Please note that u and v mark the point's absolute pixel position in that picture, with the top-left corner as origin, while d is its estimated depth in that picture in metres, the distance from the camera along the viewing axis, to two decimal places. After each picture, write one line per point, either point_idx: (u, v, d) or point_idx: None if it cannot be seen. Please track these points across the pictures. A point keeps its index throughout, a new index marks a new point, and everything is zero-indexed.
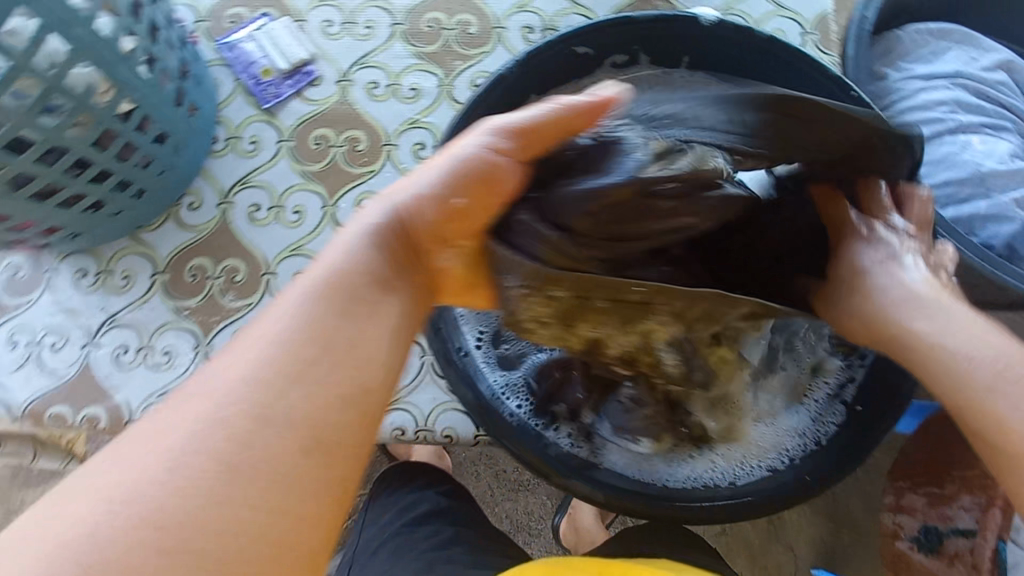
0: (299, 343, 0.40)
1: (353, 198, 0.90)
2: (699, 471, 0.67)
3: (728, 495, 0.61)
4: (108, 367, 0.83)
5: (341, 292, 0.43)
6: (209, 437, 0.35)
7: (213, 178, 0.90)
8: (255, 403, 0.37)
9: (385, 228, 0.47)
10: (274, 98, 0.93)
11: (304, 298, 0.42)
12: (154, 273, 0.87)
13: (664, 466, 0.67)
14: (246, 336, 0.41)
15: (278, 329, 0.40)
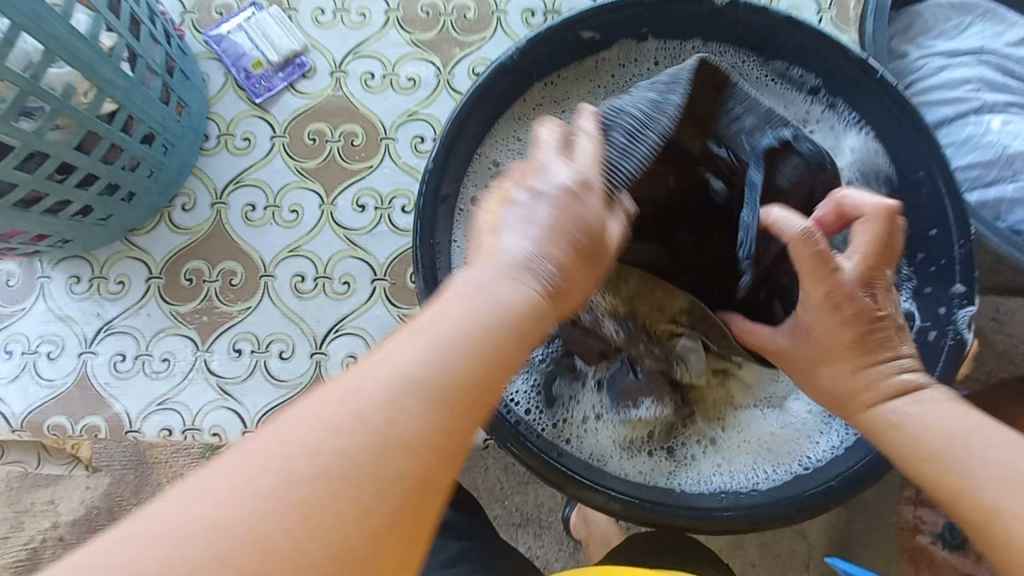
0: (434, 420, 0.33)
1: (351, 195, 0.86)
2: (715, 475, 0.64)
3: (750, 504, 0.58)
4: (106, 376, 0.81)
5: (486, 361, 0.36)
6: (295, 505, 0.29)
7: (206, 178, 0.87)
8: (363, 476, 0.31)
9: (528, 243, 0.41)
10: (266, 92, 0.90)
11: (454, 331, 0.35)
12: (149, 278, 0.85)
13: (681, 473, 0.64)
14: (382, 356, 0.34)
15: (425, 365, 0.34)
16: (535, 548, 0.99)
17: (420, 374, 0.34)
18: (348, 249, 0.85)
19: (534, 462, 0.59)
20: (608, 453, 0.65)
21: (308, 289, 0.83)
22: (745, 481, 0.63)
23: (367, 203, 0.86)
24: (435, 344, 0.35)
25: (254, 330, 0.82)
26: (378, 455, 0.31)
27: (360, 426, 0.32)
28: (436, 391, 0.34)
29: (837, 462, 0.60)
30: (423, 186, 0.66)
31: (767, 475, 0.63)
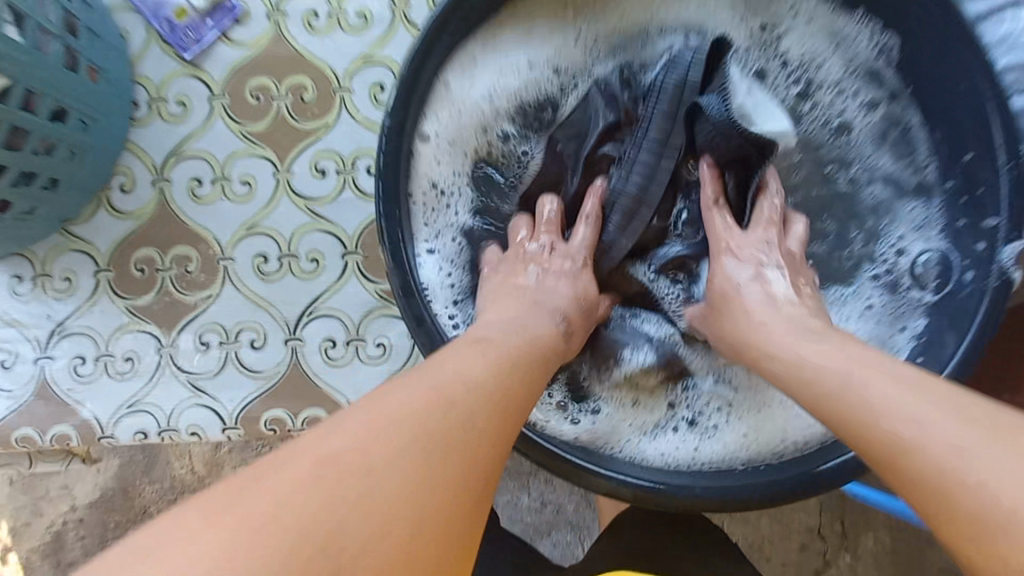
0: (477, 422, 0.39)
1: (308, 159, 0.76)
2: (734, 447, 0.59)
3: (773, 478, 0.54)
4: (68, 381, 0.75)
5: (515, 386, 0.44)
6: (355, 487, 0.32)
7: (142, 153, 0.77)
8: (399, 460, 0.34)
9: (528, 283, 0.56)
10: (195, 45, 0.77)
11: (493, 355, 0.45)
12: (97, 271, 0.76)
13: (695, 447, 0.60)
14: (436, 368, 0.41)
15: (469, 376, 0.41)
16: (547, 494, 0.91)
17: (461, 389, 0.40)
18: (312, 222, 0.76)
19: (535, 455, 0.54)
20: (615, 435, 0.60)
21: (273, 270, 0.75)
22: (764, 451, 0.58)
23: (327, 167, 0.76)
24: (480, 359, 0.44)
25: (221, 320, 0.75)
26: (429, 444, 0.35)
27: (429, 422, 0.36)
28: (480, 405, 0.40)
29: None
30: (382, 149, 0.56)
31: (787, 441, 0.58)
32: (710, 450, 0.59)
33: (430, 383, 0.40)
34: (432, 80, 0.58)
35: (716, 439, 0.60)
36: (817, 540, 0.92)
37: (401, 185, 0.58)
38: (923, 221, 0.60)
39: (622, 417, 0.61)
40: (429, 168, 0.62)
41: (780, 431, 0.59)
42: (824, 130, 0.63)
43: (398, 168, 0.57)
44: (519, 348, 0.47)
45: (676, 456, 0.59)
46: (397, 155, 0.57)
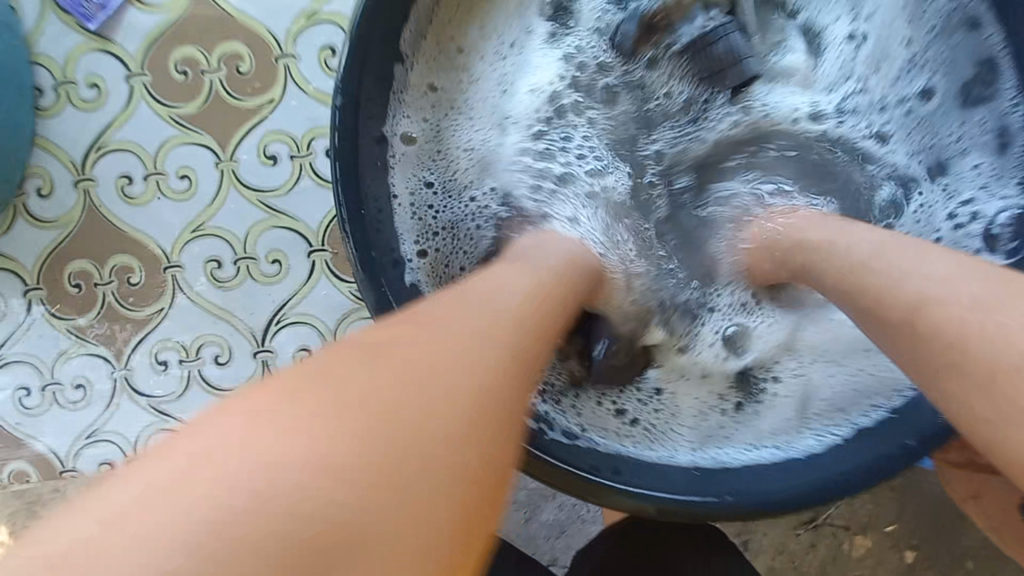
0: (523, 347, 0.32)
1: (254, 143, 0.65)
2: (772, 429, 0.52)
3: (817, 479, 0.47)
4: (15, 415, 0.67)
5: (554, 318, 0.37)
6: (416, 414, 0.25)
7: (56, 149, 0.66)
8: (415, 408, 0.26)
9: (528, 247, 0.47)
10: (100, 13, 0.64)
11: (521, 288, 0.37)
12: (26, 291, 0.67)
13: (729, 436, 0.52)
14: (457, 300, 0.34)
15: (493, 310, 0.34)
16: None
17: (501, 315, 0.33)
18: (267, 217, 0.66)
19: (543, 472, 0.46)
20: (647, 433, 0.52)
21: (229, 276, 0.66)
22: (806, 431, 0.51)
23: (278, 152, 0.65)
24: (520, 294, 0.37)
25: (177, 335, 0.67)
26: (479, 384, 0.29)
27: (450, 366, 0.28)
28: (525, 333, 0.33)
29: (912, 414, 0.48)
30: (337, 126, 0.47)
31: (828, 427, 0.51)
32: (747, 438, 0.52)
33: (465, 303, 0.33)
34: (385, 47, 0.48)
35: (752, 424, 0.53)
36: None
37: (368, 181, 0.49)
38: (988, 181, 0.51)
39: (644, 406, 0.53)
40: (414, 162, 0.53)
41: (825, 408, 0.52)
42: (871, 97, 0.54)
43: (357, 153, 0.49)
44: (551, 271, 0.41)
45: (709, 444, 0.51)
46: (354, 140, 0.48)
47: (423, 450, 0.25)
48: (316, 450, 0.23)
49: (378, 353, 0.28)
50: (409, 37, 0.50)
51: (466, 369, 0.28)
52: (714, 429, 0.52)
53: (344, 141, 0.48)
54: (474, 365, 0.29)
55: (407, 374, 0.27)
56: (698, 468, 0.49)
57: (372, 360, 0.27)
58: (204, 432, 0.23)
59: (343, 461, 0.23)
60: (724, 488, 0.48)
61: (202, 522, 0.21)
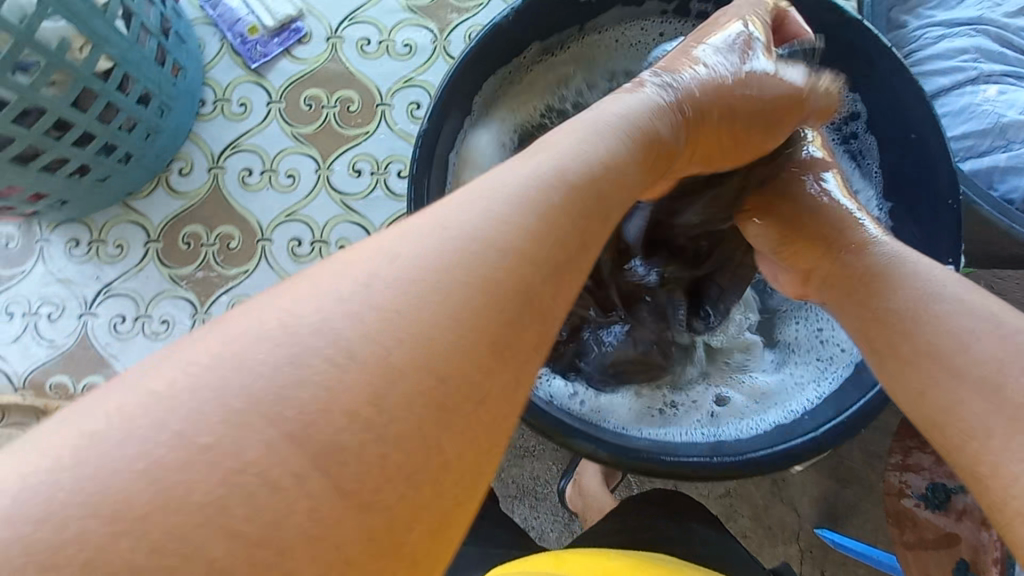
0: (551, 238, 0.30)
1: (347, 160, 0.87)
2: (700, 424, 0.67)
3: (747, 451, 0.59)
4: (106, 337, 0.83)
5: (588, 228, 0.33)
6: (409, 297, 0.25)
7: (202, 143, 0.88)
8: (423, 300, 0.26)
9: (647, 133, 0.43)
10: (261, 58, 0.90)
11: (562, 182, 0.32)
12: (147, 242, 0.85)
13: (672, 423, 0.67)
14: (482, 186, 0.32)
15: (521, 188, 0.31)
16: (530, 518, 1.00)
17: (526, 218, 0.30)
18: (343, 213, 0.85)
19: (523, 413, 0.60)
20: (607, 412, 0.67)
21: (305, 254, 0.84)
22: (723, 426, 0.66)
23: (363, 168, 0.86)
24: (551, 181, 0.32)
25: (252, 293, 0.83)
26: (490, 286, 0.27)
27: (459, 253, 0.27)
28: (562, 227, 0.31)
29: (815, 415, 0.62)
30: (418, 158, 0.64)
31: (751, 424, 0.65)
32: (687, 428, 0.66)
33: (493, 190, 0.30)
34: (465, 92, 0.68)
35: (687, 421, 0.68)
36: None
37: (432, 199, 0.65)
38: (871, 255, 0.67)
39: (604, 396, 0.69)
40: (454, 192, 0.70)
41: (743, 415, 0.67)
42: None
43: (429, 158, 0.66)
44: (594, 180, 0.34)
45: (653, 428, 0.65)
46: (428, 165, 0.65)
47: (426, 352, 0.24)
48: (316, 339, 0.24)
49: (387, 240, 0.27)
50: (480, 91, 0.72)
51: (489, 269, 0.27)
52: (655, 419, 0.67)
53: (426, 141, 0.65)
54: (493, 257, 0.27)
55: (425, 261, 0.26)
56: (646, 438, 0.63)
57: (380, 257, 0.27)
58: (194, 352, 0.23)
59: (341, 353, 0.23)
60: (665, 450, 0.60)
61: (182, 401, 0.22)
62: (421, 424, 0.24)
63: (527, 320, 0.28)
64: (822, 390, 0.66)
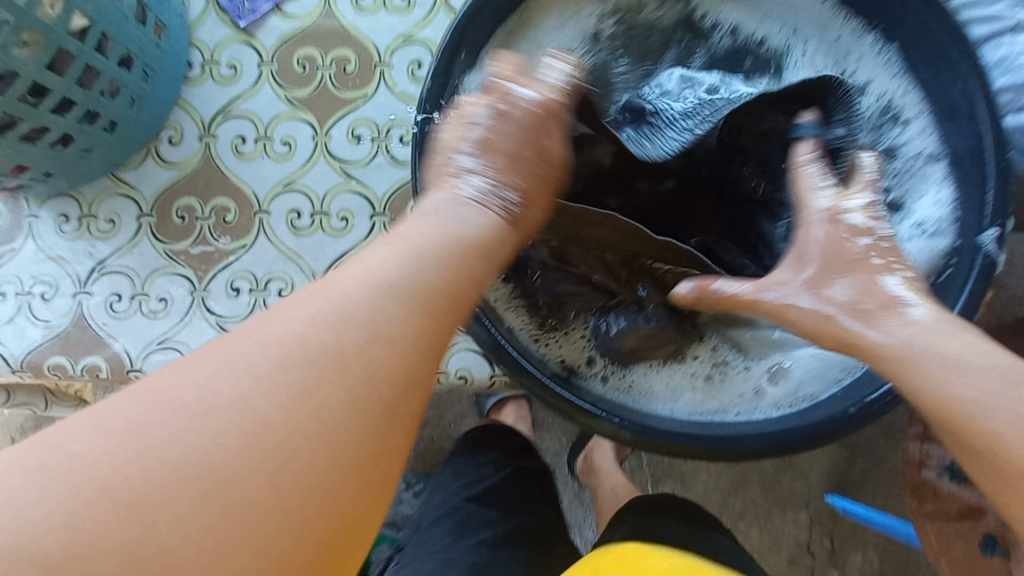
0: (413, 334, 0.40)
1: (346, 125, 0.82)
2: (733, 399, 0.63)
3: (775, 427, 0.56)
4: (103, 316, 0.79)
5: (440, 316, 0.42)
6: (278, 384, 0.35)
7: (192, 110, 0.83)
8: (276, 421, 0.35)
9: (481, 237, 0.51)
10: (249, 15, 0.83)
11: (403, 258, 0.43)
12: (139, 216, 0.81)
13: (700, 397, 0.63)
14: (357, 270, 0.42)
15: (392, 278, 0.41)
16: None
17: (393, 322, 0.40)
18: (344, 182, 0.80)
19: (542, 393, 0.57)
20: (630, 388, 0.63)
21: (305, 226, 0.80)
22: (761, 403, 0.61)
23: (362, 134, 0.81)
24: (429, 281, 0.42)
25: (251, 268, 0.80)
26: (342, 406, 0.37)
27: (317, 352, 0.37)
28: (385, 325, 0.39)
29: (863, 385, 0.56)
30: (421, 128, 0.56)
31: (790, 398, 0.60)
32: (717, 405, 0.62)
33: (319, 297, 0.39)
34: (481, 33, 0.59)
35: (722, 396, 0.63)
36: (807, 555, 1.00)
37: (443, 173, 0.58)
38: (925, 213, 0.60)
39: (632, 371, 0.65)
40: None
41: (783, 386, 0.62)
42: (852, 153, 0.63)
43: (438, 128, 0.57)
44: (418, 277, 0.42)
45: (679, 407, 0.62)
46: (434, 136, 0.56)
47: (301, 409, 0.35)
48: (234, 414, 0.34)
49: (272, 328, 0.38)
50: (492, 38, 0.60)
51: (353, 388, 0.37)
52: (686, 395, 0.64)
53: (433, 96, 0.59)
54: (347, 352, 0.37)
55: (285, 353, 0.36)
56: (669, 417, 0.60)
57: (276, 336, 0.37)
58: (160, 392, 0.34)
59: (234, 434, 0.34)
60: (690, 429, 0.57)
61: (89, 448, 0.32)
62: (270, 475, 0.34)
63: (385, 408, 0.38)
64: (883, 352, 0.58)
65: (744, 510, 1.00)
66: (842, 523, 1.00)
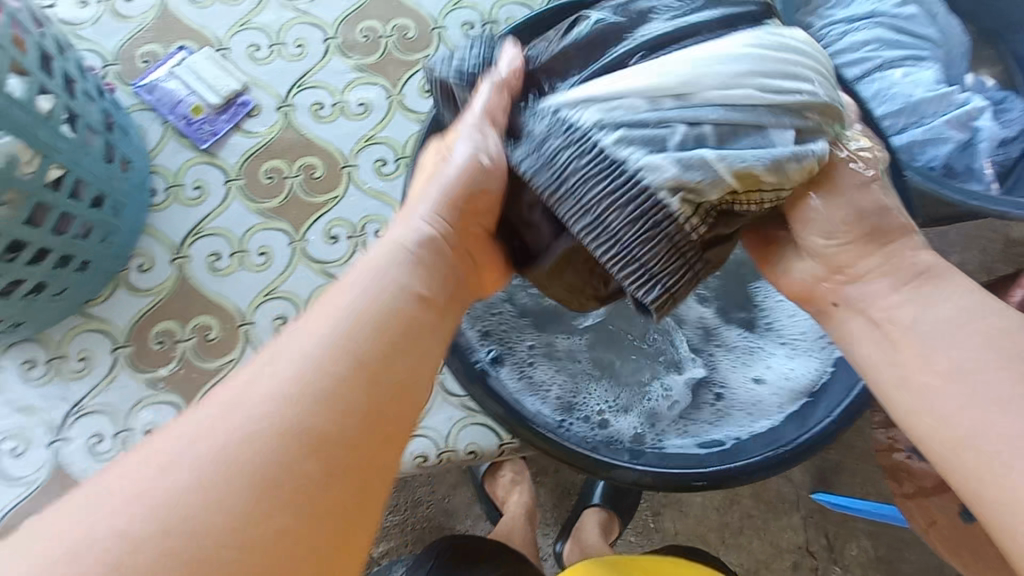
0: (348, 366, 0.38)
1: (321, 228, 0.84)
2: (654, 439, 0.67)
3: (749, 456, 0.63)
4: (84, 462, 0.76)
5: (311, 369, 0.37)
6: (263, 382, 0.37)
7: (160, 234, 0.83)
8: (236, 481, 0.33)
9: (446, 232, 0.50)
10: (210, 136, 0.86)
11: (335, 319, 0.40)
12: (115, 348, 0.79)
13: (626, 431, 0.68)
14: (273, 347, 0.39)
15: (312, 343, 0.39)
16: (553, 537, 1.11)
17: (334, 351, 0.39)
18: (327, 282, 0.82)
19: (552, 448, 0.62)
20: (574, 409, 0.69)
21: None
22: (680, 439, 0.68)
23: (339, 234, 0.84)
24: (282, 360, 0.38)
25: None
26: (317, 424, 0.35)
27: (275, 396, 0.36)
28: (351, 338, 0.40)
29: (801, 418, 0.65)
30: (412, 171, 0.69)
31: (769, 407, 0.68)
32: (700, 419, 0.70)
33: (257, 369, 0.38)
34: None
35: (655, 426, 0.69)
36: (808, 557, 1.09)
37: None
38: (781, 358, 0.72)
39: (571, 398, 0.70)
40: None
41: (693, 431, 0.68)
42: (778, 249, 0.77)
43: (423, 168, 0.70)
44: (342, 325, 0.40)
45: (673, 430, 0.69)
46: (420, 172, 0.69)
47: (297, 423, 0.35)
48: (223, 420, 0.35)
49: (255, 367, 0.38)
50: None
51: (231, 442, 0.34)
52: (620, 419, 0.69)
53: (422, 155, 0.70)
54: (311, 364, 0.38)
55: (268, 363, 0.38)
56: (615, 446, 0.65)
57: (221, 402, 0.36)
58: (122, 475, 0.33)
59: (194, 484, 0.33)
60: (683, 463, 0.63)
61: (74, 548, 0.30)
62: (274, 443, 0.34)
63: (320, 392, 0.37)
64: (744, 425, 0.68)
65: (742, 524, 1.10)
66: (830, 515, 1.10)
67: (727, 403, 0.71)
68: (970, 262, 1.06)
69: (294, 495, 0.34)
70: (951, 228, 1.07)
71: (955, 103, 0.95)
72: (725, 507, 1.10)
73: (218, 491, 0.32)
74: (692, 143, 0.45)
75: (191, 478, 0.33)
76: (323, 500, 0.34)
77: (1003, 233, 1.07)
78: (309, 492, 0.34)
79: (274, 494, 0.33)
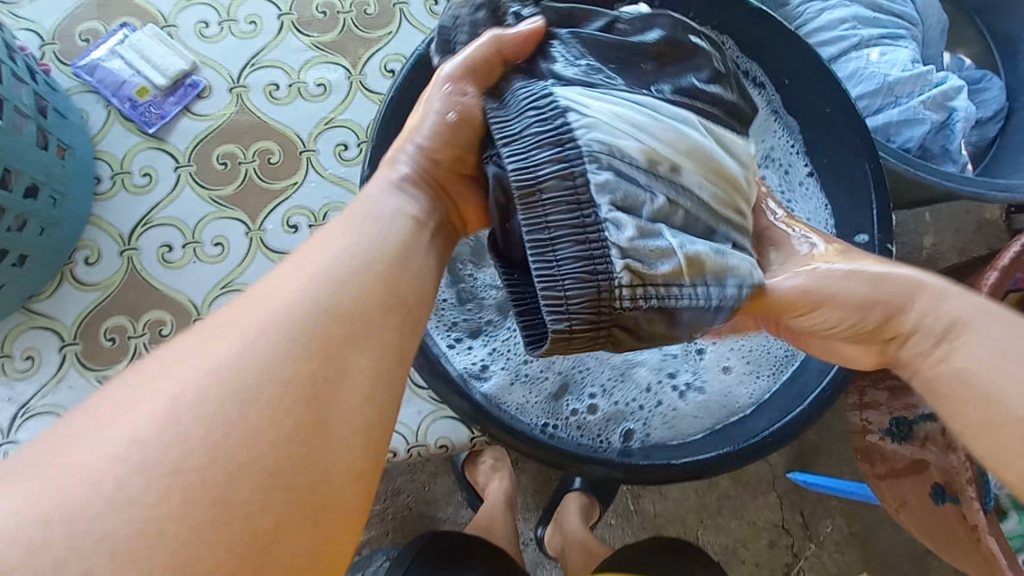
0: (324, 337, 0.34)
1: (280, 215, 0.80)
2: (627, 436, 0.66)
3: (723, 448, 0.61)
4: None
5: (279, 342, 0.33)
6: (255, 330, 0.33)
7: (107, 225, 0.79)
8: (182, 469, 0.29)
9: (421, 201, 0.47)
10: (158, 120, 0.81)
11: (309, 282, 0.36)
12: (62, 346, 0.75)
13: (600, 428, 0.67)
14: (242, 303, 0.35)
15: (288, 303, 0.35)
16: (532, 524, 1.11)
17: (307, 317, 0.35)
18: None
19: (522, 447, 0.60)
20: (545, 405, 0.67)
21: None
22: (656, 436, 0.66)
23: (299, 222, 0.80)
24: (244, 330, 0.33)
25: None
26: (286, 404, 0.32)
27: (236, 363, 0.32)
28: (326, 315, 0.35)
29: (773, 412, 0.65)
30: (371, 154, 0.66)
31: (742, 401, 0.68)
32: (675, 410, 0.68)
33: (214, 333, 0.33)
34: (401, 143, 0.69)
35: (631, 421, 0.68)
36: (784, 536, 1.11)
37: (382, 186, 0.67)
38: (759, 350, 0.70)
39: (542, 393, 0.67)
40: None
41: (667, 427, 0.67)
42: None
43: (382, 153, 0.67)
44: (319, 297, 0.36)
45: (648, 425, 0.67)
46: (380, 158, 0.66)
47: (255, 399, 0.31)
48: (222, 373, 0.32)
49: (243, 316, 0.34)
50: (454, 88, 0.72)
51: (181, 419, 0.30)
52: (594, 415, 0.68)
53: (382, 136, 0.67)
54: (311, 316, 0.35)
55: (268, 307, 0.35)
56: (588, 444, 0.64)
57: (171, 367, 0.32)
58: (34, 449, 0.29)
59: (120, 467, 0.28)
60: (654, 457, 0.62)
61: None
62: (281, 404, 0.32)
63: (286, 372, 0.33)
64: (718, 421, 0.67)
65: (719, 507, 1.11)
66: (806, 496, 1.11)
67: (705, 396, 0.69)
68: (945, 243, 1.06)
69: (246, 488, 0.29)
70: (926, 210, 1.07)
71: (931, 82, 0.93)
72: (702, 490, 1.11)
73: (220, 462, 0.29)
74: (660, 218, 0.44)
75: (191, 438, 0.29)
76: (281, 492, 0.30)
77: (978, 214, 1.07)
78: (268, 484, 0.30)
79: (278, 464, 0.31)
